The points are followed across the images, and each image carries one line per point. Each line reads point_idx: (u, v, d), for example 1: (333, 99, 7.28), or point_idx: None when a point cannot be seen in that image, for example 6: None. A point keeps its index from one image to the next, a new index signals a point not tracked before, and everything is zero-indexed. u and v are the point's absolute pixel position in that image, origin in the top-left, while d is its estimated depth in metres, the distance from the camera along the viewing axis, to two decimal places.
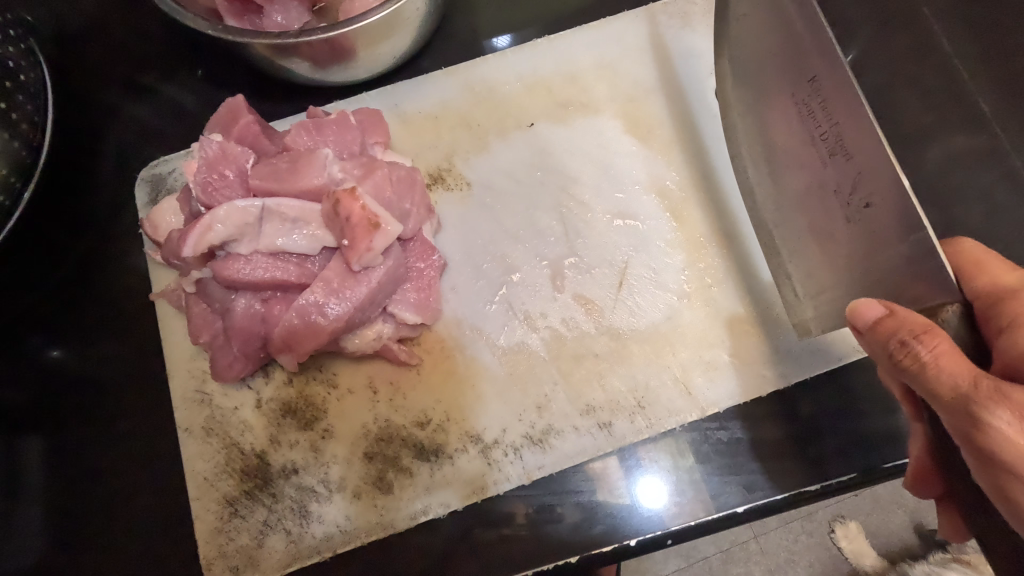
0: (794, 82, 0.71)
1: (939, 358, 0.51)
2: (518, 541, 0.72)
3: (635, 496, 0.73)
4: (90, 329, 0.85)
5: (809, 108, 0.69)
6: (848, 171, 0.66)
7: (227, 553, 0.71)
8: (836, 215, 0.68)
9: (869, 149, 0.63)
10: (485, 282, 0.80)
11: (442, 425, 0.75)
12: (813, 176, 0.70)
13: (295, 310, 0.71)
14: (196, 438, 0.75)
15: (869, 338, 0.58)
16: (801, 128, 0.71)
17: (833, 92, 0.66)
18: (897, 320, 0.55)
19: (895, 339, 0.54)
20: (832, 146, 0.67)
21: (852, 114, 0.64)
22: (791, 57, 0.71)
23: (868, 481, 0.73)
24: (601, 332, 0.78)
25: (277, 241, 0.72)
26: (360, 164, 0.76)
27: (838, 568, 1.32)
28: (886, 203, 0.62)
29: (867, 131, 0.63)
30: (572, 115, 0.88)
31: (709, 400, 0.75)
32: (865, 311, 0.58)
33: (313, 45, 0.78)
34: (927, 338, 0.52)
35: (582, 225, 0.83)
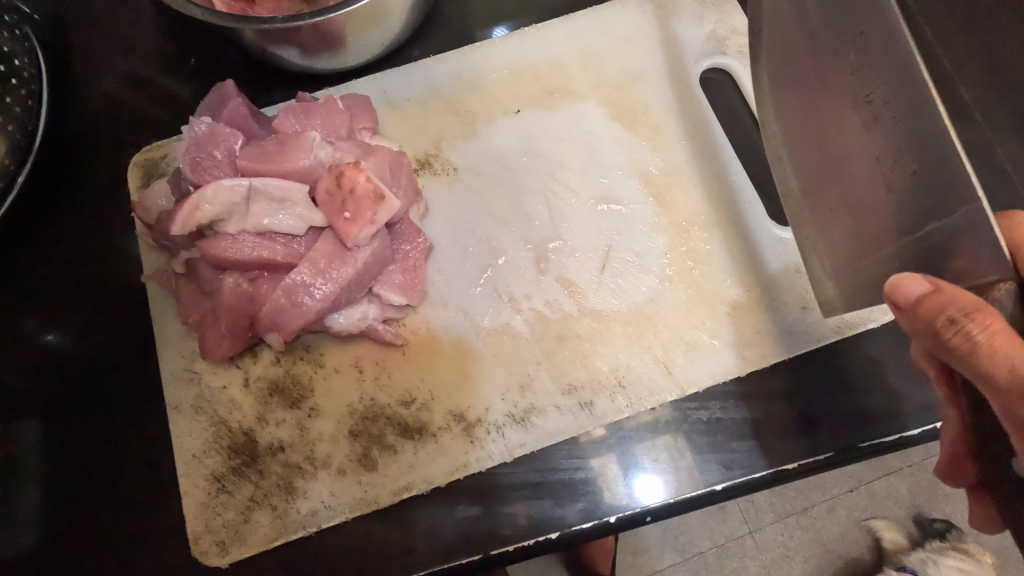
0: (837, 39, 0.66)
1: (995, 338, 0.49)
2: (501, 518, 0.73)
3: (628, 471, 0.74)
4: (83, 312, 0.87)
5: (853, 67, 0.65)
6: (895, 135, 0.62)
7: (214, 528, 0.73)
8: (877, 182, 0.65)
9: (916, 114, 0.59)
10: (471, 264, 0.82)
11: (426, 404, 0.76)
12: (855, 143, 0.66)
13: (282, 289, 0.72)
14: (185, 416, 0.77)
15: (911, 315, 0.55)
16: (843, 90, 0.67)
17: (878, 49, 0.62)
18: (945, 296, 0.53)
19: (945, 317, 0.52)
20: (877, 109, 0.63)
21: (899, 75, 0.60)
22: (836, 12, 0.66)
23: (845, 460, 0.74)
24: (583, 314, 0.79)
25: (264, 221, 0.73)
26: (350, 148, 0.77)
27: (832, 563, 1.33)
28: (932, 169, 0.58)
29: (917, 91, 0.59)
30: (559, 101, 0.90)
31: (689, 380, 0.77)
32: (908, 287, 0.56)
33: (302, 31, 0.79)
34: (979, 316, 0.51)
35: (567, 209, 0.84)
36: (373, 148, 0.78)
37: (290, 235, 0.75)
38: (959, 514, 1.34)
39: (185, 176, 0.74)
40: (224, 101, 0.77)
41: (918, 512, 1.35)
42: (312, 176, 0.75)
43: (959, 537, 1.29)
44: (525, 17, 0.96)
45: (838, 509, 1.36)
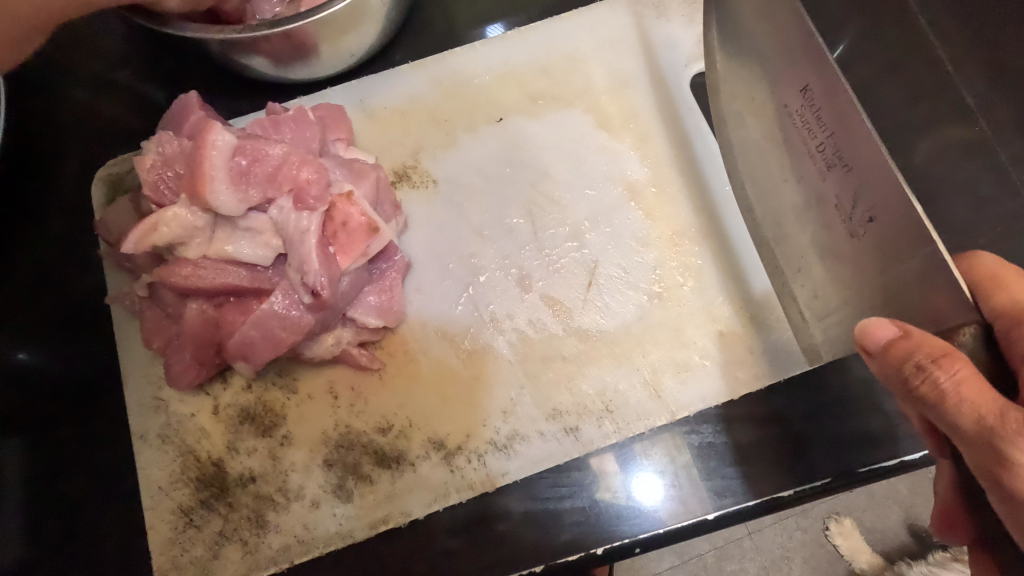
0: (787, 93, 0.69)
1: (961, 386, 0.47)
2: (484, 549, 0.69)
3: (621, 497, 0.71)
4: (50, 331, 0.83)
5: (804, 119, 0.67)
6: (848, 184, 0.63)
7: (181, 565, 0.69)
8: (839, 231, 0.65)
9: (869, 161, 0.60)
10: (451, 282, 0.78)
11: (404, 431, 0.72)
12: (815, 190, 0.67)
13: (254, 321, 0.68)
14: (151, 446, 0.73)
15: (880, 361, 0.53)
16: (798, 138, 0.68)
17: (825, 101, 0.64)
18: (912, 342, 0.51)
19: (910, 364, 0.50)
20: (829, 157, 0.65)
21: (845, 124, 0.62)
22: (786, 65, 0.68)
23: (843, 486, 0.70)
24: (569, 334, 0.76)
25: (227, 248, 0.69)
26: (328, 165, 0.73)
27: (833, 566, 1.30)
28: (890, 215, 0.59)
29: (866, 140, 0.60)
30: (544, 108, 0.86)
31: (679, 403, 0.73)
32: (876, 332, 0.54)
33: (271, 40, 0.75)
34: (946, 362, 0.48)
35: (550, 223, 0.80)
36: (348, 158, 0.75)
37: (241, 260, 0.70)
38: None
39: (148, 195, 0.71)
40: (175, 116, 0.74)
41: (914, 519, 1.31)
42: (258, 199, 0.69)
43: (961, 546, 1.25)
44: (507, 19, 0.92)
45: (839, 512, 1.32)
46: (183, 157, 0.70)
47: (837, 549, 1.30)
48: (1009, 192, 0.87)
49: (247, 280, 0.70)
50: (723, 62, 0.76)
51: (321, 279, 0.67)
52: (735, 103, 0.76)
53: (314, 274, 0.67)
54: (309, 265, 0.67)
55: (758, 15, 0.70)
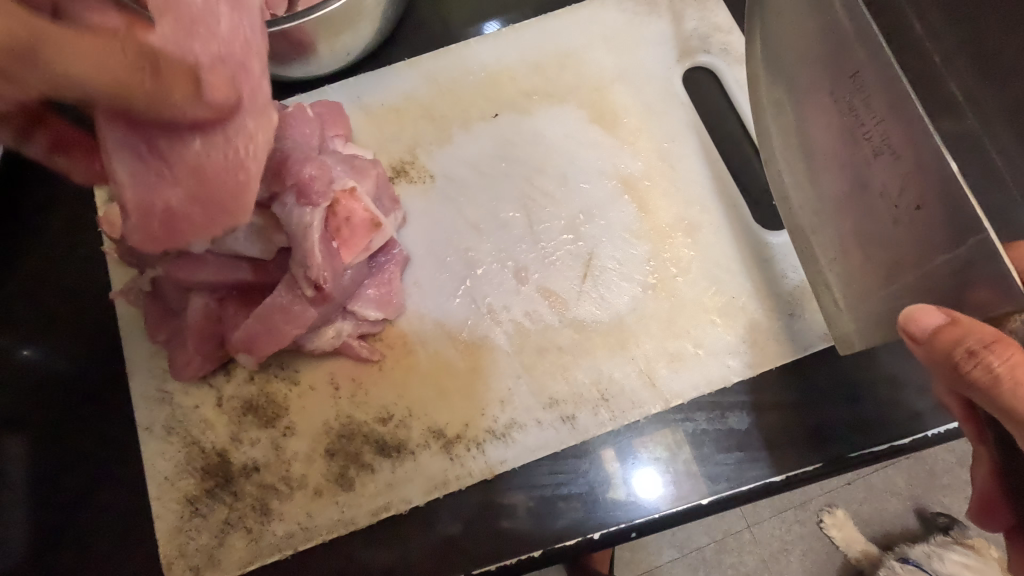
0: (836, 80, 0.68)
1: (1014, 369, 0.50)
2: (483, 534, 0.71)
3: (617, 484, 0.72)
4: (56, 327, 0.84)
5: (851, 106, 0.67)
6: (897, 171, 0.62)
7: (188, 553, 0.71)
8: (883, 218, 0.65)
9: (919, 147, 0.59)
10: (449, 275, 0.80)
11: (404, 421, 0.74)
12: (860, 177, 0.67)
13: (258, 315, 0.70)
14: (156, 438, 0.75)
15: (928, 347, 0.55)
16: (846, 126, 0.68)
17: (876, 88, 0.63)
18: (962, 329, 0.53)
19: (962, 349, 0.52)
20: (877, 145, 0.64)
21: (899, 112, 0.61)
22: (834, 52, 0.67)
23: (835, 470, 0.72)
24: (565, 324, 0.77)
25: (232, 244, 0.70)
26: (330, 162, 0.75)
27: (830, 557, 1.32)
28: (936, 203, 0.58)
29: (916, 127, 0.60)
30: (538, 104, 0.87)
31: (673, 391, 0.75)
32: (922, 319, 0.56)
33: (270, 39, 0.77)
34: (1000, 348, 0.51)
35: (546, 216, 0.82)
36: (351, 156, 0.76)
37: (245, 253, 0.72)
38: (954, 505, 1.33)
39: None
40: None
41: (922, 506, 1.33)
42: (260, 197, 0.70)
43: (961, 530, 1.27)
44: (504, 17, 0.93)
45: (837, 503, 1.34)
46: None
47: (832, 541, 1.31)
48: (996, 183, 0.88)
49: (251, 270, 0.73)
50: (767, 63, 0.78)
51: (325, 274, 0.69)
52: (778, 92, 0.77)
53: (318, 268, 0.69)
54: (313, 260, 0.69)
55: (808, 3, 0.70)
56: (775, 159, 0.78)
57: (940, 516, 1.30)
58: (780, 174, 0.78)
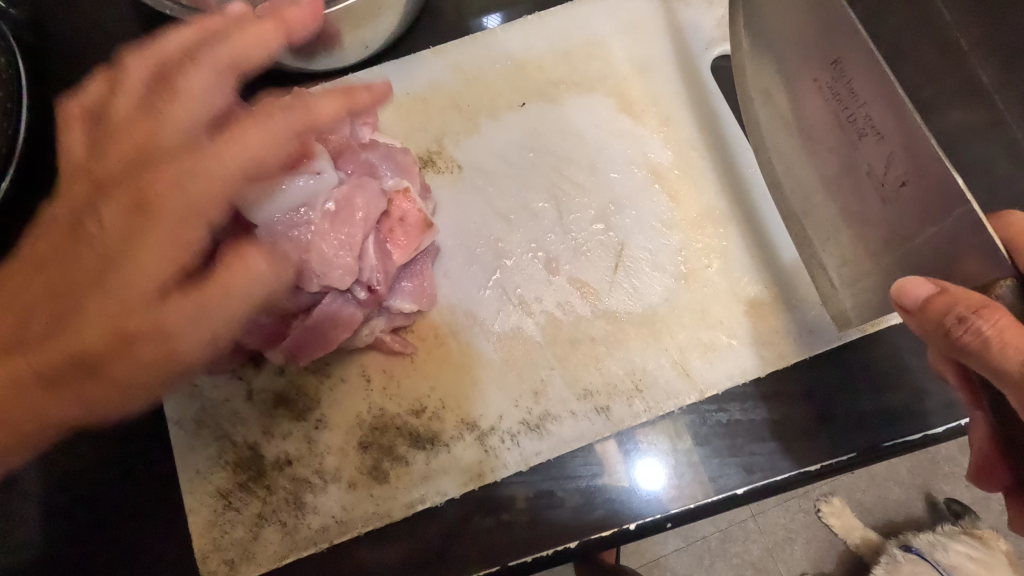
0: (817, 66, 0.69)
1: (1002, 332, 0.51)
2: (517, 526, 0.71)
3: (645, 473, 0.73)
4: None
5: (833, 90, 0.67)
6: (881, 151, 0.63)
7: (223, 547, 0.70)
8: (869, 197, 0.66)
9: (903, 129, 0.61)
10: (479, 267, 0.79)
11: (437, 413, 0.73)
12: (845, 160, 0.68)
13: (310, 322, 0.69)
14: (187, 432, 0.74)
15: (920, 317, 0.57)
16: (828, 111, 0.69)
17: (857, 71, 0.64)
18: (951, 296, 0.54)
19: (952, 316, 0.54)
20: (861, 127, 0.65)
21: (880, 94, 0.62)
22: (812, 40, 0.68)
23: (869, 460, 0.72)
24: (597, 315, 0.77)
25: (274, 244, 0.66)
26: (374, 159, 0.75)
27: (834, 545, 1.33)
28: (922, 179, 0.60)
29: (899, 109, 0.61)
30: (565, 93, 0.86)
31: (707, 382, 0.74)
32: (913, 290, 0.57)
33: (296, 31, 0.75)
34: (987, 312, 0.52)
35: (576, 206, 0.81)
36: (390, 149, 0.76)
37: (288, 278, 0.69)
38: (957, 492, 1.33)
39: None
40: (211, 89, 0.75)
41: (928, 494, 1.33)
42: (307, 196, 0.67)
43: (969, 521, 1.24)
44: (509, 10, 0.91)
45: (839, 491, 1.34)
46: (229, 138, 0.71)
47: (832, 530, 1.31)
48: None
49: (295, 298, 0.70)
50: (749, 46, 0.76)
51: (377, 275, 0.71)
52: (765, 80, 0.75)
53: (372, 271, 0.71)
54: (367, 262, 0.71)
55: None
56: (765, 147, 0.77)
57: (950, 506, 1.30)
58: (771, 160, 0.77)
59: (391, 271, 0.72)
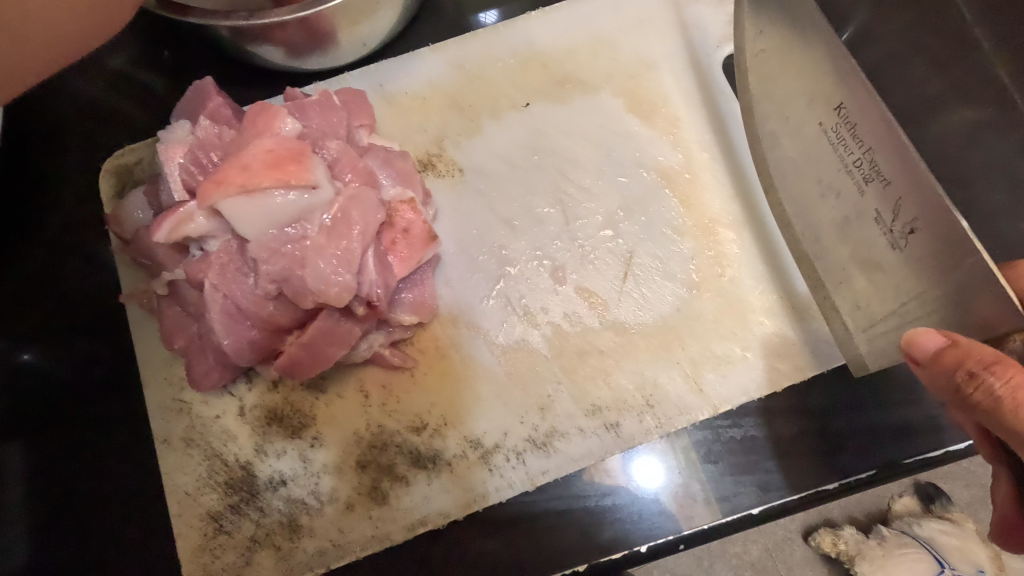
0: (820, 108, 0.67)
1: (1016, 391, 0.48)
2: (521, 547, 0.68)
3: (653, 494, 0.69)
4: (58, 330, 0.79)
5: (838, 135, 0.66)
6: (888, 197, 0.61)
7: (213, 573, 0.67)
8: (877, 243, 0.63)
9: (910, 177, 0.59)
10: (482, 275, 0.75)
11: (439, 430, 0.70)
12: (851, 205, 0.65)
13: (303, 342, 0.64)
14: (175, 450, 0.70)
15: (930, 370, 0.53)
16: (833, 155, 0.67)
17: (861, 115, 0.63)
18: (962, 350, 0.51)
19: (963, 371, 0.50)
20: (867, 172, 0.63)
21: (885, 140, 0.61)
22: (815, 84, 0.67)
23: (888, 477, 0.69)
24: (605, 327, 0.74)
25: (264, 261, 0.63)
26: (372, 167, 0.70)
27: None
28: (933, 225, 0.58)
29: (906, 156, 0.59)
30: (571, 93, 0.82)
31: (721, 397, 0.71)
32: (923, 341, 0.53)
33: (288, 29, 0.72)
34: (1000, 369, 0.49)
35: (583, 212, 0.78)
36: (390, 154, 0.71)
37: (282, 293, 0.65)
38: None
39: (178, 183, 0.66)
40: (201, 93, 0.70)
41: None
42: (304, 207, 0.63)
43: None
44: (507, 7, 0.88)
45: None
46: (220, 143, 0.67)
47: None
48: None
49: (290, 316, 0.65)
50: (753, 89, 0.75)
51: (378, 290, 0.65)
52: (768, 122, 0.74)
53: (371, 285, 0.65)
54: (366, 276, 0.65)
55: (792, 26, 0.69)
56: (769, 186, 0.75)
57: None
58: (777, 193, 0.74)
59: (392, 285, 0.66)
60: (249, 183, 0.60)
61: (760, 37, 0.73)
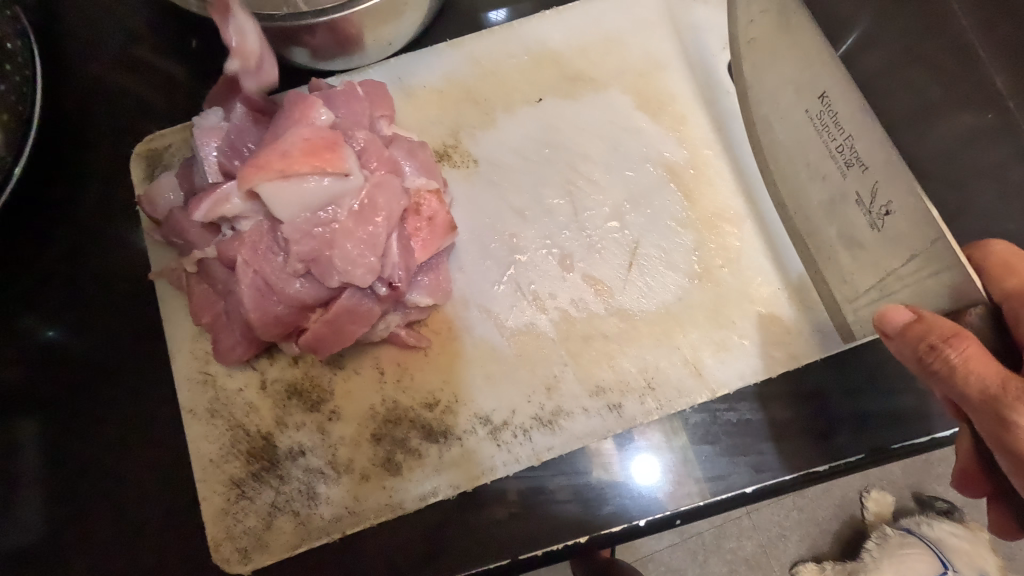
0: (807, 97, 0.71)
1: (968, 361, 0.52)
2: (526, 519, 0.72)
3: (645, 476, 0.73)
4: (86, 308, 0.83)
5: (822, 121, 0.69)
6: (866, 181, 0.65)
7: (235, 535, 0.71)
8: (860, 223, 0.68)
9: (886, 165, 0.63)
10: (493, 261, 0.79)
11: (449, 406, 0.74)
12: (836, 187, 0.70)
13: (327, 319, 0.68)
14: (200, 420, 0.74)
15: (899, 342, 0.57)
16: (819, 140, 0.71)
17: (841, 103, 0.66)
18: (926, 324, 0.55)
19: (925, 344, 0.54)
20: (848, 157, 0.67)
21: (862, 127, 0.64)
22: (801, 73, 0.71)
23: (876, 461, 0.73)
24: (610, 313, 0.77)
25: (294, 240, 0.67)
26: (398, 157, 0.73)
27: (826, 542, 1.30)
28: (905, 208, 0.61)
29: (880, 143, 0.63)
30: (581, 90, 0.86)
31: (719, 381, 0.75)
32: (893, 316, 0.58)
33: (316, 35, 0.75)
34: (957, 341, 0.52)
35: (591, 204, 0.81)
36: (413, 145, 0.75)
37: (309, 271, 0.69)
38: (948, 494, 1.30)
39: (213, 166, 0.71)
40: (231, 83, 0.74)
41: (919, 489, 1.30)
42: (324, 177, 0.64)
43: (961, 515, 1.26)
44: (509, 10, 0.91)
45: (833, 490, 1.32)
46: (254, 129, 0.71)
47: (828, 528, 1.31)
48: None
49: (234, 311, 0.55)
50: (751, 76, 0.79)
51: (400, 272, 0.69)
52: (765, 108, 0.78)
53: (392, 267, 0.69)
54: (389, 257, 0.69)
55: (776, 15, 0.71)
56: None
57: (940, 501, 1.28)
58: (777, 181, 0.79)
59: (412, 268, 0.70)
60: (288, 169, 0.64)
61: (751, 25, 0.76)
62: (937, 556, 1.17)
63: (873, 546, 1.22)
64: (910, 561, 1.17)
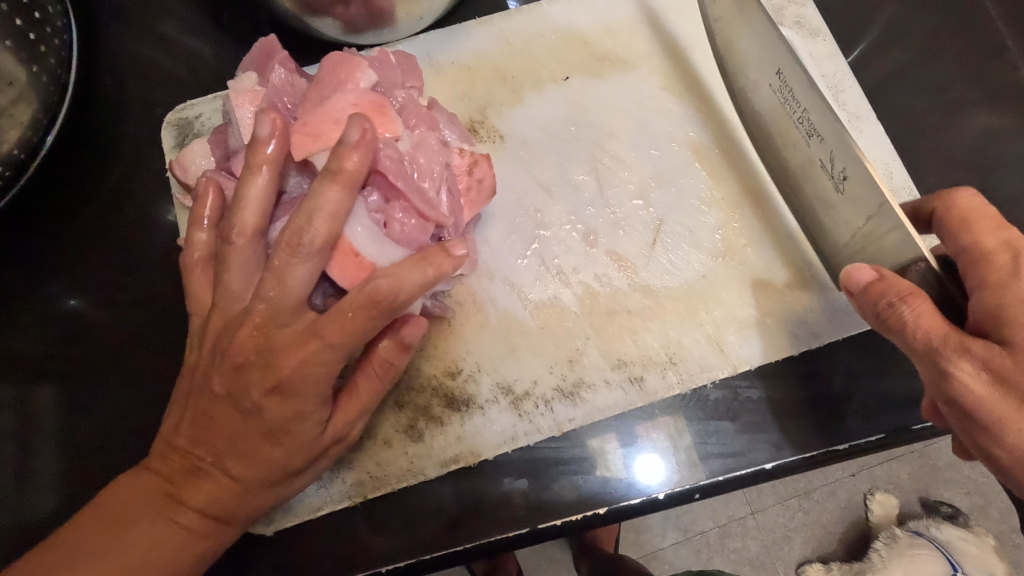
0: (768, 74, 0.76)
1: (920, 317, 0.56)
2: (546, 489, 0.73)
3: (646, 470, 0.74)
4: (116, 273, 0.84)
5: (783, 95, 0.74)
6: (824, 149, 0.70)
7: None
8: (827, 189, 0.72)
9: (837, 132, 0.67)
10: (518, 235, 0.80)
11: (473, 376, 0.75)
12: (802, 157, 0.74)
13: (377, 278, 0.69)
14: None
15: (859, 299, 0.61)
16: (782, 114, 0.75)
17: (795, 79, 0.71)
18: (887, 283, 0.58)
19: (884, 301, 0.58)
20: (808, 128, 0.72)
21: (814, 97, 0.69)
22: (760, 52, 0.76)
23: (894, 442, 0.73)
24: (634, 289, 0.78)
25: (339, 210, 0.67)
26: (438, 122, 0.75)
27: (831, 542, 1.30)
28: (859, 171, 0.66)
29: (830, 112, 0.68)
30: (608, 69, 0.87)
31: (741, 358, 0.75)
32: (856, 274, 0.61)
33: (350, 7, 0.76)
34: (912, 299, 0.56)
35: (616, 182, 0.82)
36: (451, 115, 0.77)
37: None
38: (957, 499, 1.29)
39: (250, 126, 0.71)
40: (268, 49, 0.75)
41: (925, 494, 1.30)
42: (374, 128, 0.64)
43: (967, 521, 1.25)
44: None
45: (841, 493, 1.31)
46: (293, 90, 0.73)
47: (835, 529, 1.30)
48: None
49: (246, 240, 0.62)
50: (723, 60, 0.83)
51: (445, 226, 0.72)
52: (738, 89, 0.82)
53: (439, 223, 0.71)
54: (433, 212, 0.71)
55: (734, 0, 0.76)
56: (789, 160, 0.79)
57: (944, 505, 1.28)
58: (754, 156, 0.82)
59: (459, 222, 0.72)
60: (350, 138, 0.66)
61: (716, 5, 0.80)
62: (944, 558, 1.18)
63: (881, 543, 1.22)
64: (919, 560, 1.18)
